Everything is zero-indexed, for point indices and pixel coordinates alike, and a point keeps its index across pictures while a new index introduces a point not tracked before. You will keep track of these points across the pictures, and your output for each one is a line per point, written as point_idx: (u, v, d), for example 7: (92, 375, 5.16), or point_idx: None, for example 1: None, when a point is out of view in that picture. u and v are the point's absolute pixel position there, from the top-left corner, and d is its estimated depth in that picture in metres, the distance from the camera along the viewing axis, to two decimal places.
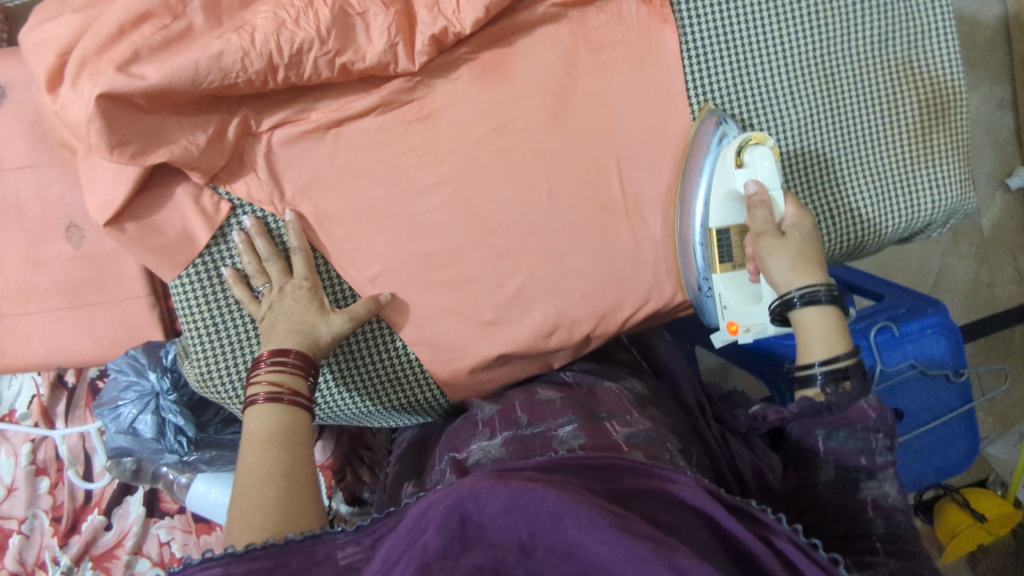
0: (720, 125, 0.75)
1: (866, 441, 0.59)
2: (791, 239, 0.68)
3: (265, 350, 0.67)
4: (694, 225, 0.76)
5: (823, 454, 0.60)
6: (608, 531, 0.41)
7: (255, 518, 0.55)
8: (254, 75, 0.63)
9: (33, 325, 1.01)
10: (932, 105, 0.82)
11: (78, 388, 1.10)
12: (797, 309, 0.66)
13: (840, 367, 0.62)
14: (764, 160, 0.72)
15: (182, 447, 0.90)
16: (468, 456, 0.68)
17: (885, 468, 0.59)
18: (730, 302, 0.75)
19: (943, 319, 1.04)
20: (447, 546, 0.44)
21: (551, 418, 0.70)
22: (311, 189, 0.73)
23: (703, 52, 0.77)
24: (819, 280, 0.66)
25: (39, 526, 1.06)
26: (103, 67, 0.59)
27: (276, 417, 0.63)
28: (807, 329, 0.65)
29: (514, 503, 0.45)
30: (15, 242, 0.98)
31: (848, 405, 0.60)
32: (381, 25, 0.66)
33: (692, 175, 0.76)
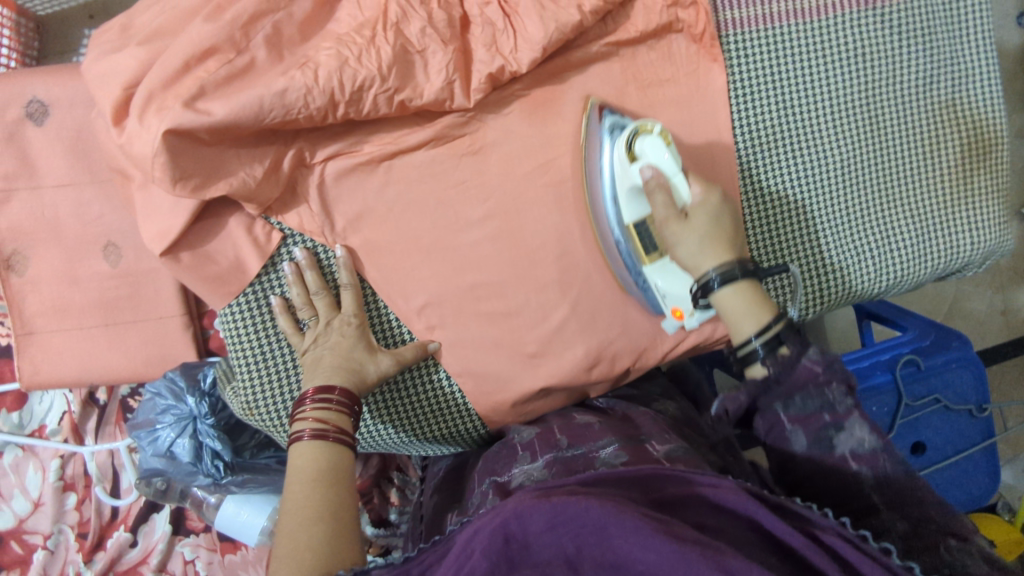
0: (603, 124, 0.72)
1: (823, 398, 0.57)
2: (695, 220, 0.64)
3: (310, 386, 0.67)
4: (612, 223, 0.72)
5: (789, 426, 0.58)
6: (654, 539, 0.41)
7: (304, 558, 0.54)
8: (316, 111, 0.64)
9: (67, 342, 1.00)
10: (974, 147, 0.83)
11: (108, 405, 1.10)
12: (715, 291, 0.62)
13: (773, 334, 0.59)
14: (653, 148, 0.66)
15: (218, 471, 0.89)
16: (510, 479, 0.66)
17: (850, 417, 0.56)
18: (667, 289, 0.70)
19: (967, 353, 1.04)
20: (493, 566, 0.45)
21: (591, 441, 0.68)
22: (360, 221, 0.74)
23: (751, 90, 0.78)
24: (733, 256, 0.63)
25: (64, 542, 1.07)
26: (170, 102, 0.60)
27: (324, 450, 0.63)
28: (729, 309, 0.62)
29: (557, 518, 0.45)
30: (53, 259, 0.98)
31: (791, 369, 0.58)
32: (440, 62, 0.67)
33: (595, 177, 0.73)
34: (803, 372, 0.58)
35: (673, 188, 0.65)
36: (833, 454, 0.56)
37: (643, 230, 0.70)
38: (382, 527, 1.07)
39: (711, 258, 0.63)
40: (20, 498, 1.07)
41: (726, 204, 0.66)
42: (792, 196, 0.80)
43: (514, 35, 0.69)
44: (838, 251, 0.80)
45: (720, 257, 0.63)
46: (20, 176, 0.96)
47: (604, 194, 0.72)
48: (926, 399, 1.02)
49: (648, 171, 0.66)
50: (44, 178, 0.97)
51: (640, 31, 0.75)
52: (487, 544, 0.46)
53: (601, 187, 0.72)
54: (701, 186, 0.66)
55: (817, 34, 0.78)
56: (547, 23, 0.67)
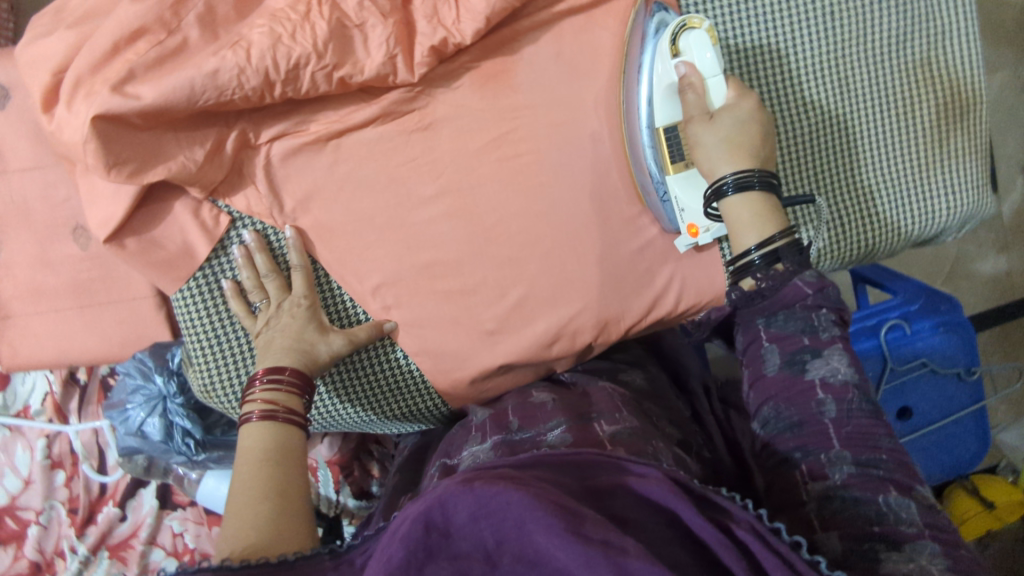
0: (657, 16, 0.72)
1: (807, 321, 0.60)
2: (721, 121, 0.67)
3: (261, 367, 0.67)
4: (641, 127, 0.73)
5: (767, 342, 0.62)
6: (563, 539, 0.42)
7: (246, 533, 0.55)
8: (251, 91, 0.63)
9: (43, 325, 1.01)
10: (952, 106, 0.80)
11: (89, 386, 1.12)
12: (727, 197, 0.66)
13: (773, 248, 0.63)
14: (701, 49, 0.67)
15: (190, 448, 0.91)
16: (459, 461, 0.68)
17: (831, 345, 0.60)
18: (686, 203, 0.72)
19: (956, 318, 1.01)
20: (411, 556, 0.46)
21: (541, 423, 0.68)
22: (310, 200, 0.73)
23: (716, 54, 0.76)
24: (753, 167, 0.66)
25: (57, 517, 1.10)
26: (98, 87, 0.59)
27: (274, 432, 0.63)
28: (733, 218, 0.66)
29: (480, 511, 0.46)
30: (25, 243, 0.99)
31: (781, 286, 0.62)
32: (379, 37, 0.65)
33: (632, 77, 0.73)
34: (793, 293, 0.61)
35: (707, 91, 0.68)
36: (803, 376, 0.59)
37: (673, 137, 0.71)
38: (364, 499, 1.11)
39: (732, 163, 0.66)
40: (11, 476, 1.10)
41: (758, 111, 0.68)
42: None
43: (457, 6, 0.67)
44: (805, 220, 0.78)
45: (738, 163, 0.66)
46: None
47: (638, 98, 0.72)
48: (911, 363, 1.00)
49: (684, 68, 0.68)
50: (10, 162, 0.97)
51: None
52: (408, 530, 0.47)
53: (637, 88, 0.73)
54: (737, 90, 0.69)
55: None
56: None
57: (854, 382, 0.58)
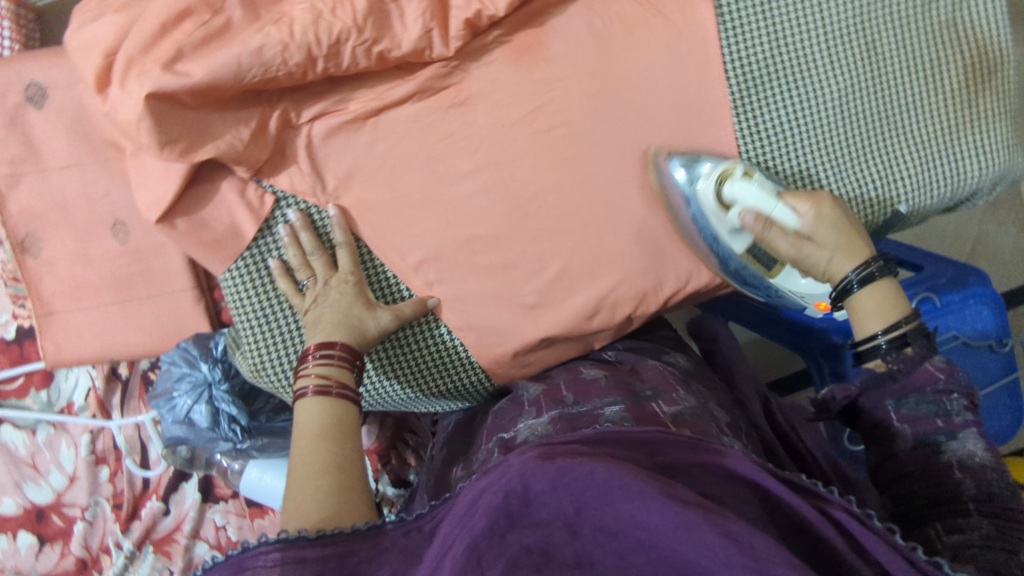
0: (678, 169, 0.75)
1: (939, 404, 0.62)
2: (822, 235, 0.67)
3: (313, 343, 0.68)
4: (730, 257, 0.77)
5: (898, 424, 0.64)
6: (658, 503, 0.42)
7: (309, 508, 0.56)
8: (295, 68, 0.63)
9: (85, 321, 1.03)
10: (979, 65, 0.78)
11: (131, 380, 1.13)
12: (851, 296, 0.67)
13: (901, 334, 0.64)
14: (745, 188, 0.70)
15: (236, 435, 0.92)
16: (515, 435, 0.68)
17: (965, 428, 0.61)
18: (806, 291, 0.77)
19: (985, 289, 1.00)
20: (493, 524, 0.46)
21: (597, 398, 0.68)
22: (352, 178, 0.74)
23: (742, 19, 0.75)
24: (866, 255, 0.67)
25: (102, 513, 1.11)
26: (149, 66, 0.60)
27: (330, 409, 0.64)
28: (858, 313, 0.67)
29: (560, 480, 0.46)
30: (65, 240, 1.01)
31: (913, 370, 0.63)
32: (416, 10, 0.65)
33: (691, 224, 0.76)
34: (924, 376, 0.63)
35: (779, 220, 0.69)
36: (938, 458, 0.61)
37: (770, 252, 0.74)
38: (402, 488, 1.09)
39: (849, 259, 0.67)
40: (57, 473, 1.11)
41: (839, 210, 0.68)
42: (785, 130, 0.77)
43: None
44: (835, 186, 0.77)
45: (852, 258, 0.67)
46: (26, 160, 0.98)
47: (714, 242, 0.76)
48: (941, 335, 0.99)
49: (749, 214, 0.70)
50: (48, 160, 0.99)
51: None
52: (490, 500, 0.47)
53: (704, 228, 0.76)
54: (807, 203, 0.68)
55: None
56: None
57: (990, 462, 0.60)
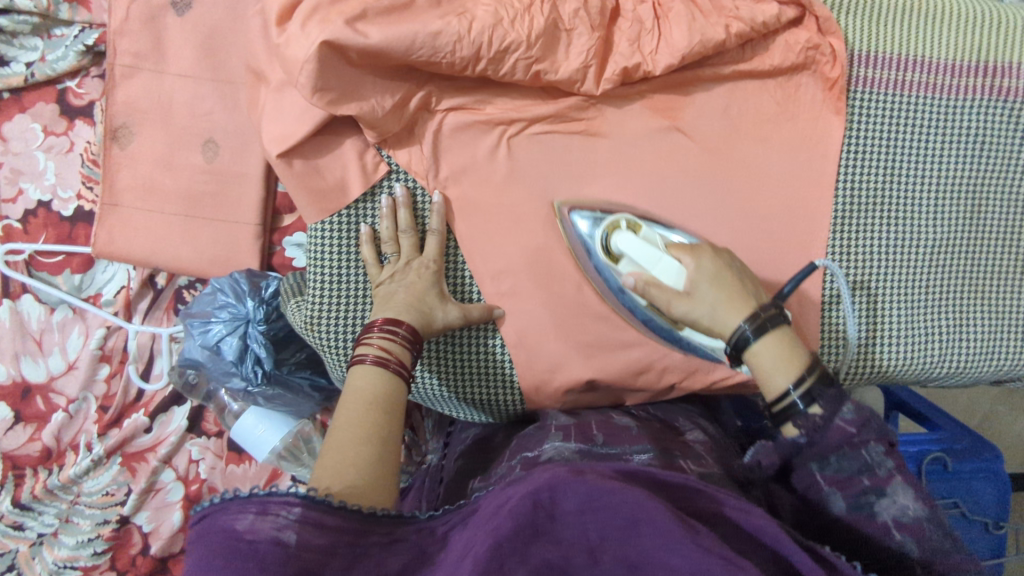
0: (579, 220, 0.76)
1: (861, 459, 0.56)
2: (700, 294, 0.67)
3: (380, 317, 0.69)
4: (634, 306, 0.76)
5: (824, 486, 0.57)
6: (683, 545, 0.43)
7: (347, 474, 0.56)
8: (459, 60, 0.67)
9: (146, 222, 1.05)
10: None
11: (164, 293, 1.13)
12: (748, 347, 0.64)
13: (806, 389, 0.60)
14: (626, 244, 0.72)
15: (255, 377, 0.92)
16: (540, 454, 0.68)
17: (891, 480, 0.55)
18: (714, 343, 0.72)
19: (997, 468, 1.04)
20: (518, 530, 0.47)
21: (627, 444, 0.68)
22: (463, 175, 0.76)
23: (870, 151, 0.79)
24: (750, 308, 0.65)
25: (85, 410, 1.11)
26: (332, 17, 0.63)
27: (383, 380, 0.65)
28: (758, 368, 0.63)
29: (589, 503, 0.47)
30: (157, 142, 1.03)
31: (825, 431, 0.57)
32: (582, 45, 0.70)
33: (589, 269, 0.77)
34: (837, 432, 0.57)
35: (664, 274, 0.69)
36: (876, 522, 0.55)
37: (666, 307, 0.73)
38: None
39: (732, 310, 0.66)
40: (58, 357, 1.11)
41: (714, 261, 0.69)
42: (880, 261, 0.80)
43: (658, 39, 0.73)
44: (910, 327, 0.81)
45: (734, 311, 0.65)
46: (149, 57, 1.01)
47: (620, 293, 0.76)
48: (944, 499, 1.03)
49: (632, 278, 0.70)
50: (169, 65, 1.02)
51: (774, 66, 0.78)
52: (516, 505, 0.48)
53: (607, 282, 0.76)
54: (688, 258, 0.69)
55: (945, 115, 0.80)
56: (693, 35, 0.71)
57: (929, 511, 0.54)
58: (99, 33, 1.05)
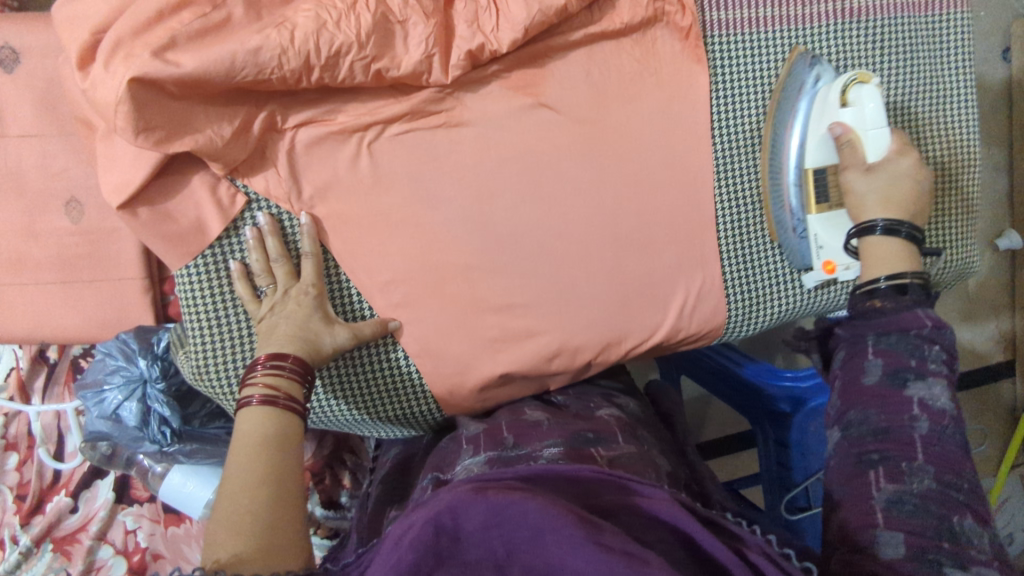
0: (815, 68, 0.77)
1: (918, 346, 0.60)
2: (877, 175, 0.69)
3: (263, 353, 0.66)
4: (791, 166, 0.77)
5: (872, 355, 0.61)
6: (584, 547, 0.41)
7: (245, 524, 0.53)
8: (289, 74, 0.63)
9: (21, 297, 0.98)
10: (946, 168, 0.83)
11: (59, 364, 1.05)
12: (873, 235, 0.68)
13: (904, 282, 0.64)
14: (870, 100, 0.70)
15: (164, 438, 0.87)
16: (453, 476, 0.64)
17: (934, 374, 0.59)
18: (825, 241, 0.75)
19: None
20: (421, 561, 0.44)
21: (536, 441, 0.66)
22: (328, 191, 0.72)
23: (716, 120, 0.78)
24: (904, 218, 0.68)
25: (1, 503, 1.05)
26: (138, 51, 0.59)
27: (272, 421, 0.61)
28: (870, 253, 0.68)
29: (493, 520, 0.44)
30: (13, 211, 0.96)
31: (903, 311, 0.62)
32: (420, 35, 0.67)
33: (786, 129, 0.77)
34: (910, 320, 0.61)
35: (864, 141, 0.70)
36: (904, 393, 0.58)
37: (820, 179, 0.75)
38: (332, 509, 1.06)
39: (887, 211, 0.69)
40: None
41: (916, 169, 0.70)
42: (753, 225, 0.80)
43: (497, 14, 0.70)
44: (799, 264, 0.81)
45: (891, 212, 0.69)
46: None
47: (791, 150, 0.77)
48: None
49: (840, 128, 0.71)
50: (8, 127, 0.94)
51: (625, 23, 0.76)
52: (417, 534, 0.45)
53: (787, 137, 0.77)
54: (895, 146, 0.70)
55: (781, 65, 0.79)
56: (531, 5, 0.68)
57: (954, 410, 0.57)
58: None
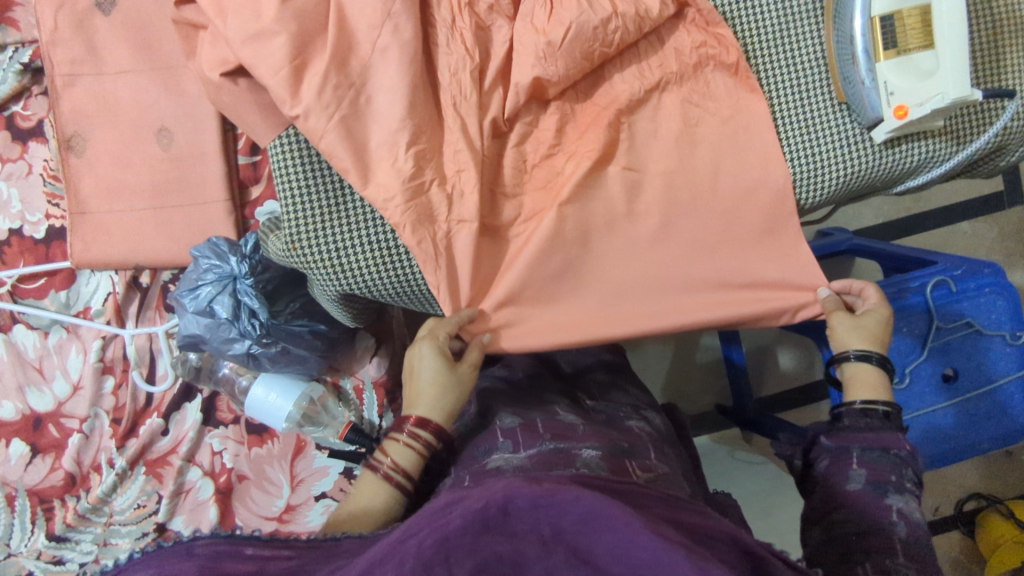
0: None
1: (896, 465, 0.70)
2: (863, 318, 0.81)
3: (411, 414, 0.75)
4: (853, 17, 0.77)
5: (857, 464, 0.71)
6: (642, 534, 0.41)
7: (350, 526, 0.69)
8: None
9: (118, 222, 1.05)
10: (1004, 22, 0.81)
11: (150, 290, 1.14)
12: (850, 362, 0.80)
13: (879, 409, 0.75)
14: None
15: (254, 330, 0.92)
16: (489, 461, 0.72)
17: (908, 489, 0.69)
18: (897, 86, 0.76)
19: (1001, 281, 1.07)
20: (467, 526, 0.44)
21: (577, 441, 0.74)
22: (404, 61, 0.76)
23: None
24: (874, 349, 0.80)
25: (99, 428, 1.11)
26: None
27: (389, 489, 0.72)
28: (855, 380, 0.79)
29: (543, 500, 0.44)
30: (111, 140, 1.04)
31: (882, 432, 0.73)
32: None
33: None
34: (889, 437, 0.73)
35: None
36: (884, 500, 0.68)
37: (890, 23, 0.75)
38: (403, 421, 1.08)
39: (859, 337, 0.80)
40: (62, 380, 1.11)
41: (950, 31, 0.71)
42: (807, 88, 0.82)
43: None
44: (855, 132, 0.81)
45: (864, 343, 0.80)
46: (86, 62, 1.03)
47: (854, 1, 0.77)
48: (957, 320, 1.07)
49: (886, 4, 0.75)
50: (107, 65, 1.04)
51: None
52: (467, 507, 0.45)
53: None
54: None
55: None
56: None
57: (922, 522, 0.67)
58: (32, 49, 1.07)
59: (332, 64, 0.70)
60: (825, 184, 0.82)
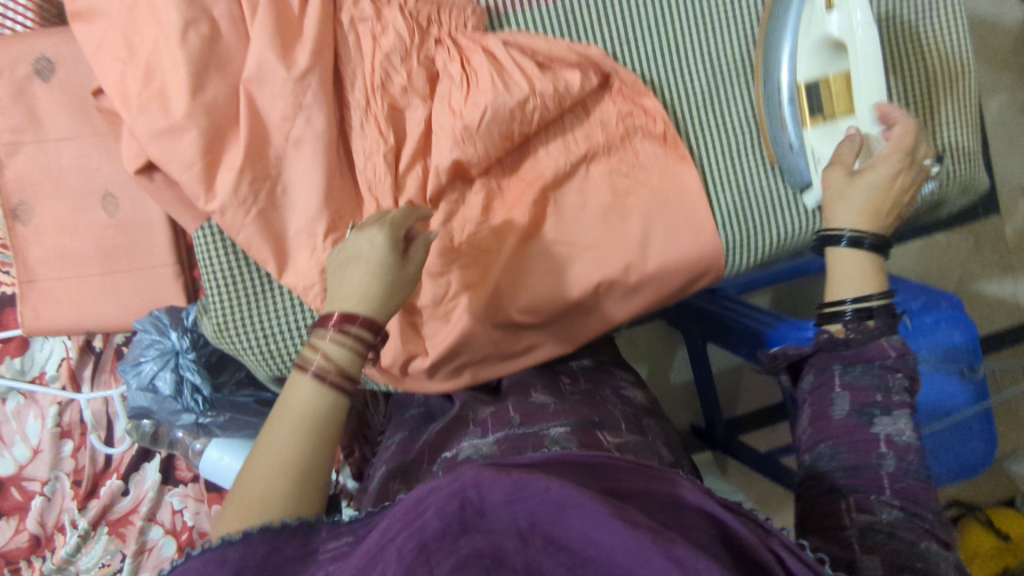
0: None
1: (883, 377, 0.62)
2: (855, 179, 0.70)
3: (334, 311, 0.58)
4: (781, 83, 0.77)
5: (840, 387, 0.63)
6: (613, 521, 0.35)
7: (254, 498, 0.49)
8: None
9: (67, 289, 1.05)
10: (936, 79, 0.79)
11: (104, 353, 1.13)
12: (835, 248, 0.69)
13: (867, 307, 0.66)
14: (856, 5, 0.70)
15: (197, 405, 0.92)
16: (457, 452, 0.67)
17: (899, 407, 0.61)
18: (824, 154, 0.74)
19: (959, 313, 1.06)
20: (444, 529, 0.37)
21: (545, 419, 0.68)
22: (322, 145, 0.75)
23: (690, 59, 0.80)
24: (869, 228, 0.69)
25: (60, 489, 1.11)
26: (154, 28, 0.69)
27: (323, 403, 0.53)
28: (836, 269, 0.69)
29: (518, 490, 0.37)
30: (56, 208, 1.04)
31: (869, 340, 0.64)
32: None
33: (773, 52, 0.77)
34: (875, 350, 0.64)
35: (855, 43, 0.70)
36: (870, 428, 0.60)
37: (814, 90, 0.74)
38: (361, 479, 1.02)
39: (846, 215, 0.70)
40: (21, 445, 1.11)
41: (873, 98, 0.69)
42: (738, 150, 0.80)
43: None
44: (789, 194, 0.80)
45: (853, 219, 0.69)
46: (26, 130, 1.02)
47: (780, 69, 0.76)
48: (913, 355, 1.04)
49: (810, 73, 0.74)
50: (48, 132, 1.03)
51: None
52: (438, 503, 0.38)
53: (775, 61, 0.77)
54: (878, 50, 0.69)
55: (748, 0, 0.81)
56: None
57: (915, 446, 0.59)
58: None
59: (245, 157, 0.70)
60: (760, 248, 0.80)
